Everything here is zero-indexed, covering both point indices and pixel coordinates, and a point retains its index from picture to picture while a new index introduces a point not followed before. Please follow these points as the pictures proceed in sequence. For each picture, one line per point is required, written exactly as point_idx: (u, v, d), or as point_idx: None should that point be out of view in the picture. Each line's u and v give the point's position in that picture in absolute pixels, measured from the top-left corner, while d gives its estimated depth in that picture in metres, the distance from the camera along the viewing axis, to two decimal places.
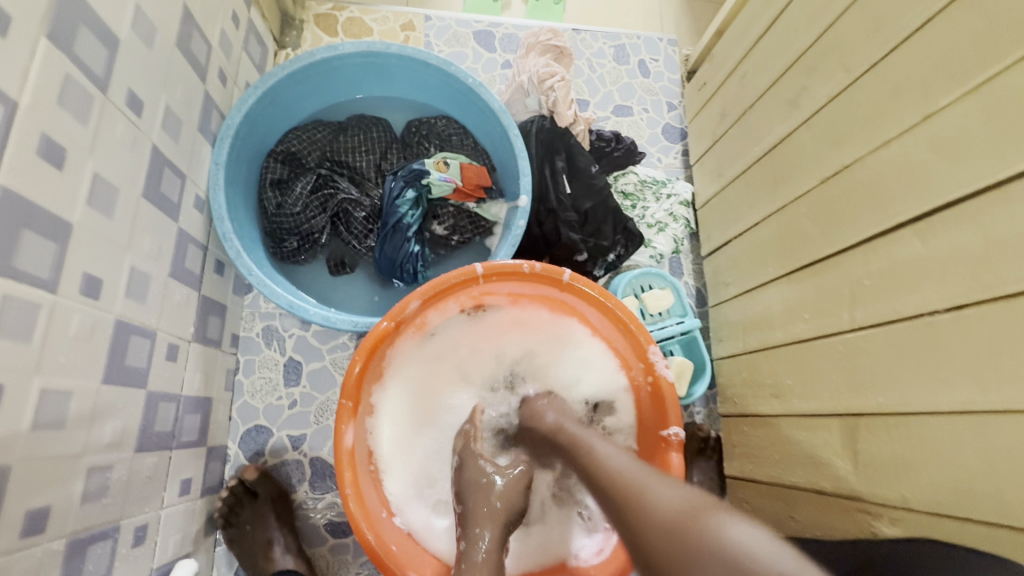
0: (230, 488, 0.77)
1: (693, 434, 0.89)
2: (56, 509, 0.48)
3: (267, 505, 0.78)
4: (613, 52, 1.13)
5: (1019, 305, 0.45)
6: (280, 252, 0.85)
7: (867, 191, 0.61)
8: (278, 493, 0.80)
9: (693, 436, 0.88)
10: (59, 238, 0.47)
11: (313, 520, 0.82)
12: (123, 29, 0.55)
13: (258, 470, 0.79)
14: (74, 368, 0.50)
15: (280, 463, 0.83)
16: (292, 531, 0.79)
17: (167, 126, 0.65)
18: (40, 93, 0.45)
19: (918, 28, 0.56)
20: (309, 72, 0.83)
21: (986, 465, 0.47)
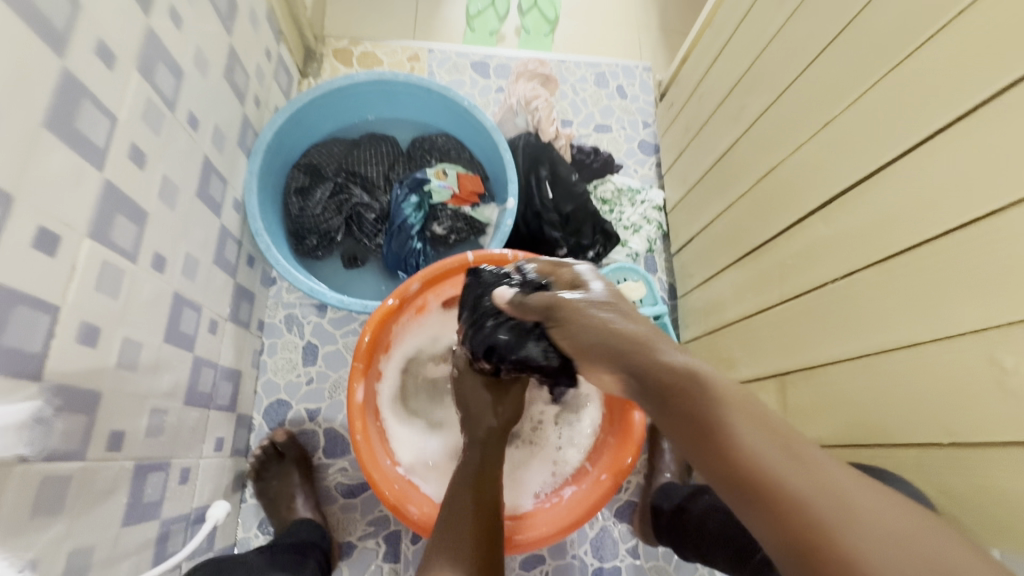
0: (262, 448, 0.91)
1: None
2: (129, 435, 0.60)
3: (293, 464, 0.91)
4: (594, 78, 1.27)
5: (888, 267, 0.58)
6: (302, 249, 0.98)
7: (791, 186, 0.74)
8: (302, 455, 0.92)
9: None
10: (139, 221, 0.61)
11: (330, 480, 0.94)
12: (187, 64, 0.70)
13: (287, 435, 0.92)
14: (145, 325, 0.63)
15: (301, 431, 0.96)
16: (312, 488, 0.91)
17: (215, 140, 0.79)
18: (132, 111, 0.59)
19: (819, 54, 0.70)
20: (329, 97, 0.98)
21: (874, 396, 0.60)
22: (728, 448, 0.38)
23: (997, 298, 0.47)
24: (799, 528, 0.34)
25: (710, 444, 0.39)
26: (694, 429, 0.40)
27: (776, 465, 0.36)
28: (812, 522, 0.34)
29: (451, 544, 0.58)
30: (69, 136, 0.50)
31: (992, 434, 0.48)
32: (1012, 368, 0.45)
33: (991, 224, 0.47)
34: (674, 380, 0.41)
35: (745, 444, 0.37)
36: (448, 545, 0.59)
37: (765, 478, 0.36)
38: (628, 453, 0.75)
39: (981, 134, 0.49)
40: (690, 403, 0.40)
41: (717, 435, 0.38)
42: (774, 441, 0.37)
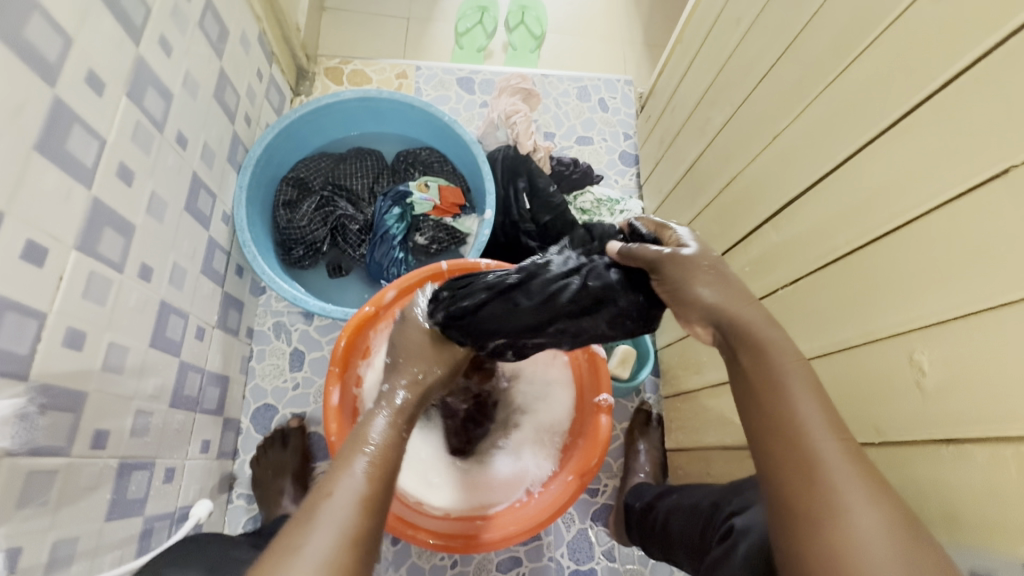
0: (271, 433, 0.97)
1: (638, 409, 1.05)
2: (113, 434, 0.64)
3: (290, 457, 0.95)
4: (577, 92, 1.31)
5: (829, 273, 0.61)
6: (289, 259, 1.03)
7: (750, 196, 0.78)
8: (304, 451, 0.96)
9: (639, 410, 1.04)
10: (127, 234, 0.66)
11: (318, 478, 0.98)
12: (177, 87, 0.75)
13: (298, 425, 0.98)
14: (132, 332, 0.67)
15: (316, 431, 1.00)
16: (302, 489, 0.93)
17: (204, 157, 0.84)
18: (121, 132, 0.64)
19: (772, 71, 0.74)
20: (317, 113, 1.03)
21: None
22: (804, 452, 0.42)
23: (918, 302, 0.50)
24: (831, 533, 0.39)
25: (789, 443, 0.43)
26: (774, 427, 0.44)
27: (841, 484, 0.40)
28: (843, 531, 0.38)
29: (350, 457, 0.48)
30: (59, 157, 0.55)
31: (913, 431, 0.50)
32: (928, 369, 0.49)
33: (912, 230, 0.51)
34: (753, 370, 0.47)
35: (820, 454, 0.41)
36: (346, 456, 0.48)
37: (825, 484, 0.40)
38: (594, 455, 0.78)
39: (900, 143, 0.53)
40: (778, 404, 0.45)
41: (796, 440, 0.42)
42: (851, 462, 0.41)
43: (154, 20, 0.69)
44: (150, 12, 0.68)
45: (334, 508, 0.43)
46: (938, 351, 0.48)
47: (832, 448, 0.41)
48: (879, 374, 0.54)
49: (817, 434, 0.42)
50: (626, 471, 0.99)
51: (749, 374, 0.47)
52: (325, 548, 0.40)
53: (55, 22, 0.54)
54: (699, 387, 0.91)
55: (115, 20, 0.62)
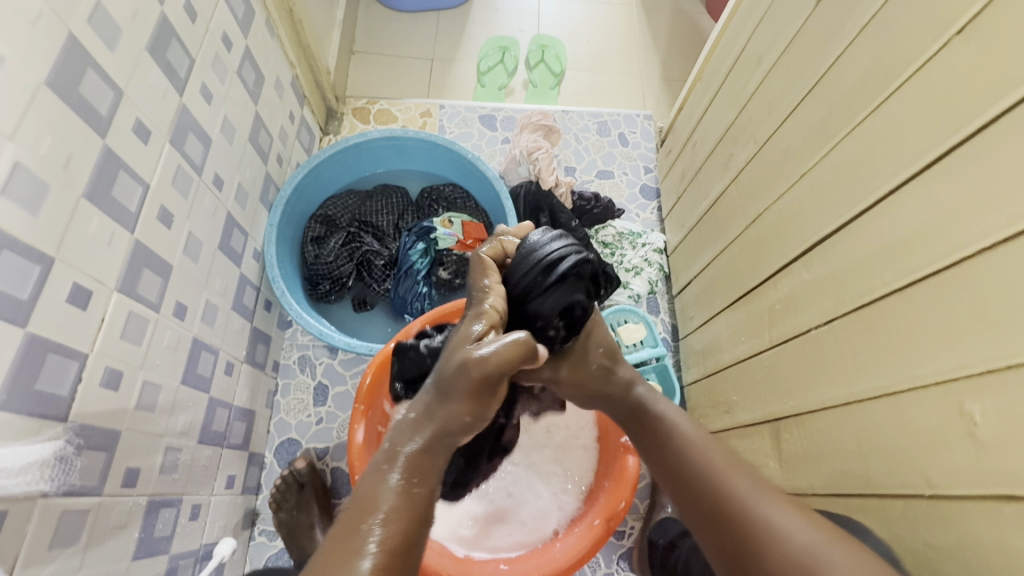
0: (282, 478, 0.93)
1: None
2: (144, 471, 0.64)
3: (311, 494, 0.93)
4: (596, 127, 1.33)
5: (860, 316, 0.60)
6: (315, 294, 1.05)
7: (778, 232, 0.77)
8: (322, 484, 0.95)
9: None
10: (164, 274, 0.68)
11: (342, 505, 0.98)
12: (215, 132, 0.78)
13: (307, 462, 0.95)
14: (165, 369, 0.68)
15: (337, 465, 1.00)
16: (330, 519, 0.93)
17: (238, 197, 0.87)
18: (162, 178, 0.67)
19: (794, 110, 0.75)
20: (345, 152, 1.07)
21: (862, 445, 0.60)
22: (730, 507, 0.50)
23: (966, 349, 0.48)
24: (777, 558, 0.45)
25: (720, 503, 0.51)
26: (691, 489, 0.53)
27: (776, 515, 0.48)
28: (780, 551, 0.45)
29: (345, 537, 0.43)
30: (105, 204, 0.57)
31: (966, 486, 0.48)
32: (981, 420, 0.46)
33: (953, 274, 0.49)
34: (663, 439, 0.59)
35: (747, 499, 0.50)
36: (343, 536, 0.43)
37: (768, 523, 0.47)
38: (622, 497, 0.76)
39: (936, 183, 0.52)
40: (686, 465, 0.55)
41: (709, 487, 0.52)
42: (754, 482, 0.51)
43: (197, 70, 0.73)
44: (194, 64, 0.72)
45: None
46: (991, 401, 0.46)
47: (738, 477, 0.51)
48: (926, 423, 0.52)
49: (721, 471, 0.52)
50: (653, 507, 0.95)
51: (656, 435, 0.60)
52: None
53: (108, 77, 0.57)
54: (729, 429, 0.89)
55: (162, 73, 0.66)
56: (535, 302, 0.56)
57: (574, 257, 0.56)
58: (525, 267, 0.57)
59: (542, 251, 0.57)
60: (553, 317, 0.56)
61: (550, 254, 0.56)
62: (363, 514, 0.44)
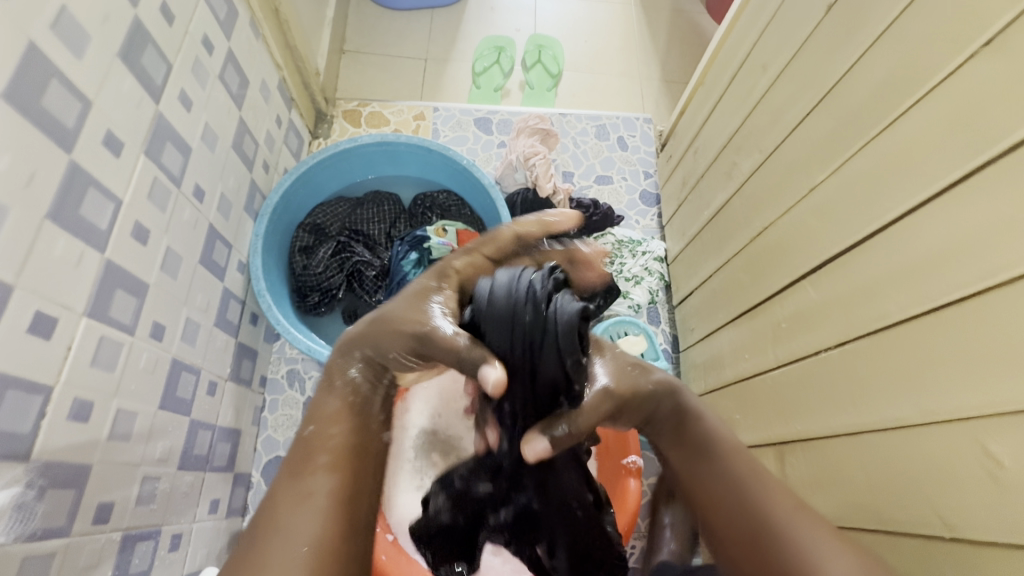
0: None
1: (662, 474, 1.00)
2: (117, 506, 0.61)
3: None
4: (595, 131, 1.29)
5: (873, 341, 0.57)
6: (304, 306, 1.01)
7: (785, 247, 0.74)
8: None
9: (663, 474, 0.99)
10: (139, 294, 0.63)
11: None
12: (195, 140, 0.74)
13: None
14: (140, 395, 0.64)
15: None
16: None
17: (221, 208, 0.83)
18: (136, 192, 0.62)
19: (802, 120, 0.72)
20: (334, 158, 1.02)
21: (873, 476, 0.57)
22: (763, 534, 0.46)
23: (991, 384, 0.45)
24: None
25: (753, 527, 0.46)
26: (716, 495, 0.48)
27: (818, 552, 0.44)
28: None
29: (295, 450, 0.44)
30: (72, 224, 0.53)
31: (989, 529, 0.45)
32: (1008, 462, 0.43)
33: (976, 303, 0.47)
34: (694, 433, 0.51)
35: (784, 529, 0.45)
36: (300, 449, 0.44)
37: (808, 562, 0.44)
38: (624, 520, 0.73)
39: (959, 205, 0.49)
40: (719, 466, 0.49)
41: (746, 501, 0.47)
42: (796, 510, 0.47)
43: (175, 76, 0.69)
44: (171, 69, 0.68)
45: (295, 511, 0.41)
46: (1017, 442, 0.43)
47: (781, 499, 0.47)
48: (943, 458, 0.49)
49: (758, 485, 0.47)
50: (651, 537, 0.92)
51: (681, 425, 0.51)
52: (308, 537, 0.40)
53: (74, 87, 0.53)
54: None
55: (136, 80, 0.62)
56: (534, 341, 0.45)
57: (539, 274, 0.48)
58: (518, 310, 0.46)
59: (519, 290, 0.47)
60: (563, 341, 0.44)
61: (513, 283, 0.48)
62: (307, 429, 0.45)
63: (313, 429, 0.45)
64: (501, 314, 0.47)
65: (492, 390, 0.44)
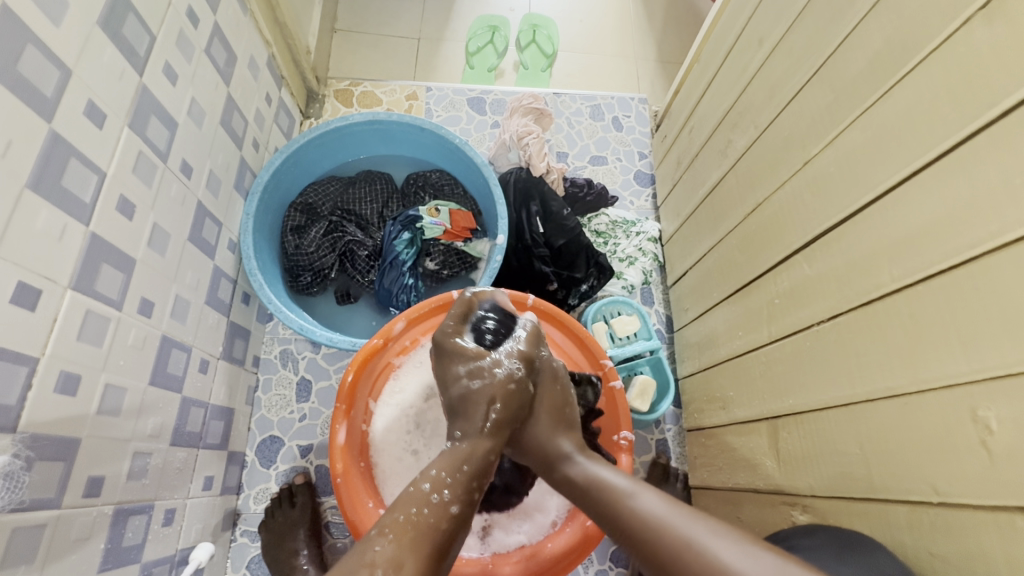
0: (277, 492, 0.92)
1: (654, 462, 1.00)
2: (109, 480, 0.61)
3: (298, 517, 0.90)
4: (589, 112, 1.28)
5: (864, 313, 0.57)
6: (296, 286, 1.01)
7: (779, 223, 0.73)
8: (312, 507, 0.92)
9: (654, 463, 0.99)
10: (125, 269, 0.63)
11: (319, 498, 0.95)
12: (181, 114, 0.73)
13: (304, 479, 0.94)
14: (130, 370, 0.64)
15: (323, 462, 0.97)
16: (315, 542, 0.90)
17: (210, 185, 0.82)
18: (121, 165, 0.62)
19: (797, 95, 0.71)
20: (325, 137, 1.01)
21: (864, 449, 0.57)
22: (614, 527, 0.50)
23: (982, 350, 0.45)
24: None
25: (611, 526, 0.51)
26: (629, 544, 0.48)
27: (647, 514, 0.48)
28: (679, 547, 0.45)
29: (408, 524, 0.48)
30: (54, 195, 0.53)
31: (977, 495, 0.45)
32: (997, 428, 0.44)
33: (965, 272, 0.47)
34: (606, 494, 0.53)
35: (622, 520, 0.50)
36: (410, 524, 0.48)
37: (642, 527, 0.48)
38: None
39: (951, 174, 0.48)
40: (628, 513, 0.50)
41: (650, 541, 0.47)
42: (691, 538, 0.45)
43: (160, 47, 0.68)
44: (155, 41, 0.67)
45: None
46: (1007, 408, 0.43)
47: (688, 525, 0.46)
48: (934, 425, 0.49)
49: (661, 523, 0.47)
50: None
51: (594, 492, 0.54)
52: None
53: (52, 54, 0.52)
54: (725, 425, 0.86)
55: (118, 51, 0.60)
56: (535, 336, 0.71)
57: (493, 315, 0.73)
58: (508, 328, 0.72)
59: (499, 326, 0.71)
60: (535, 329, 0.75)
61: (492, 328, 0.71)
62: (432, 495, 0.52)
63: (439, 499, 0.51)
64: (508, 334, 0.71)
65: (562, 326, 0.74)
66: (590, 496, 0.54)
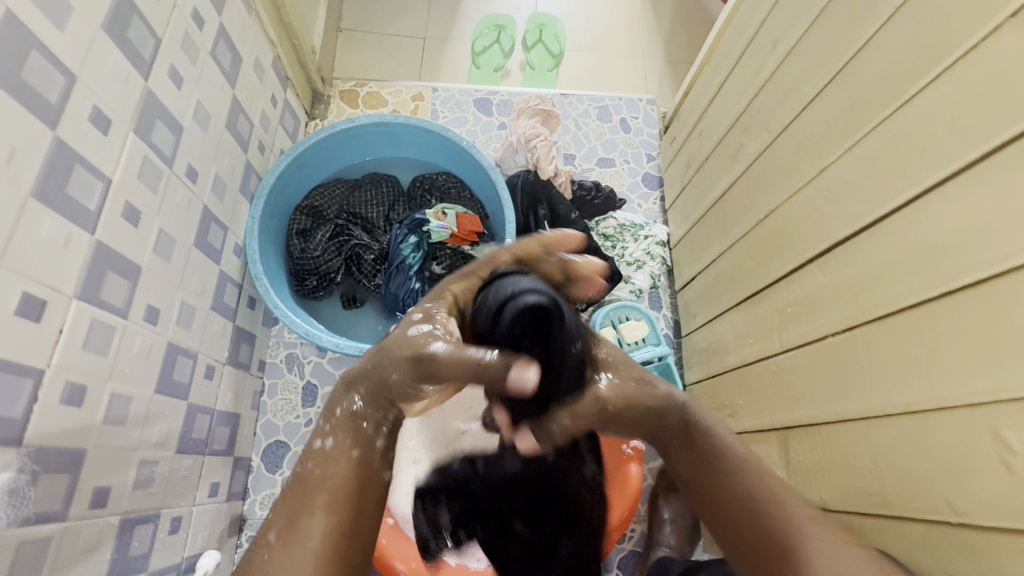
0: None
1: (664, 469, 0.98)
2: (115, 490, 0.60)
3: None
4: (597, 113, 1.26)
5: (881, 326, 0.56)
6: (302, 290, 1.00)
7: (792, 230, 0.72)
8: None
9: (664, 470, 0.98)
10: (131, 276, 0.62)
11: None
12: (186, 118, 0.72)
13: None
14: (135, 379, 0.63)
15: None
16: None
17: (216, 189, 0.81)
18: (126, 171, 0.61)
19: (812, 100, 0.70)
20: (331, 139, 1.00)
21: (879, 465, 0.56)
22: (714, 490, 0.52)
23: (1007, 368, 0.44)
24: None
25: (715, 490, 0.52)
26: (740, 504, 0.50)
27: (782, 493, 0.49)
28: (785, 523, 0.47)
29: (300, 484, 0.49)
30: (59, 203, 0.52)
31: (1001, 518, 0.44)
32: (1020, 449, 0.43)
33: (989, 287, 0.45)
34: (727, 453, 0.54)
35: (750, 485, 0.50)
36: (302, 483, 0.49)
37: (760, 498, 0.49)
38: (625, 505, 0.78)
39: (977, 186, 0.47)
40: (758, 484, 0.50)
41: (774, 516, 0.48)
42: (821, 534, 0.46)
43: (165, 50, 0.67)
44: (160, 44, 0.66)
45: (312, 539, 0.45)
46: None
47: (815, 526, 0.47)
48: (955, 443, 0.48)
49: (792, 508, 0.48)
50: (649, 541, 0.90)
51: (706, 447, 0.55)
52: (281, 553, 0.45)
53: (56, 60, 0.51)
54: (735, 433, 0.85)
55: (122, 55, 0.59)
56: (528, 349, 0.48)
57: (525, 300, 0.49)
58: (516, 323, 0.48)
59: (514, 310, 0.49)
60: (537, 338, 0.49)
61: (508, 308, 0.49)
62: (317, 443, 0.51)
63: (321, 446, 0.51)
64: (509, 331, 0.48)
65: (531, 392, 0.44)
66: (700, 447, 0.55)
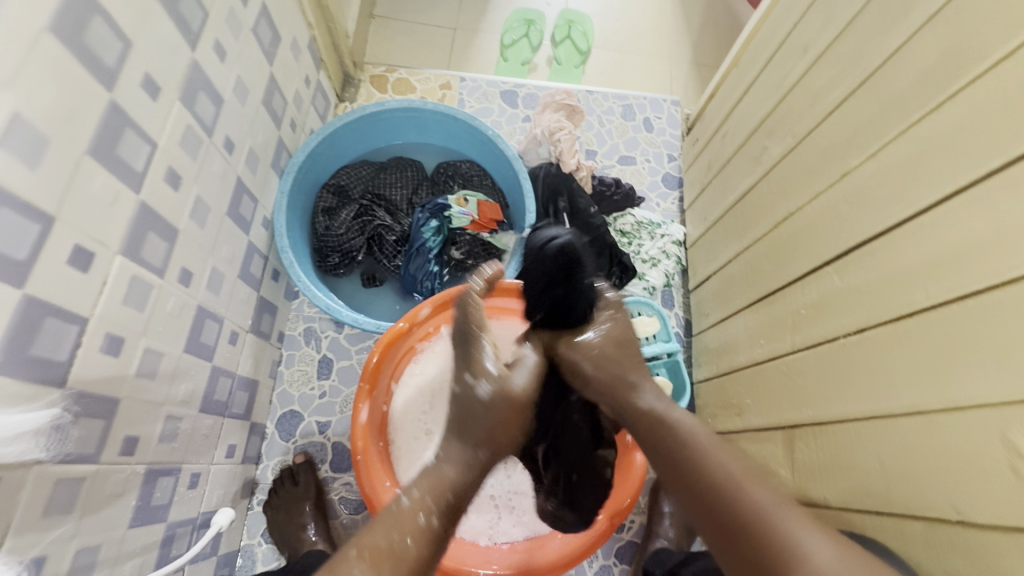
0: (279, 471, 0.94)
1: None
2: (142, 440, 0.63)
3: (303, 492, 0.92)
4: (621, 111, 1.28)
5: (895, 329, 0.57)
6: (324, 266, 1.03)
7: (811, 232, 0.73)
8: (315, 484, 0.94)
9: None
10: (170, 238, 0.65)
11: (321, 473, 0.97)
12: (227, 92, 0.75)
13: (305, 458, 0.96)
14: (167, 336, 0.66)
15: (340, 439, 0.99)
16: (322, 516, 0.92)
17: (249, 162, 0.84)
18: (171, 137, 0.64)
19: (839, 106, 0.71)
20: (360, 122, 1.02)
21: (885, 467, 0.57)
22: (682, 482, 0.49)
23: (1015, 374, 0.45)
24: None
25: (678, 477, 0.50)
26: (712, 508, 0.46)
27: (761, 497, 0.44)
28: (758, 516, 0.43)
29: (387, 555, 0.44)
30: (110, 163, 0.55)
31: (999, 517, 0.45)
32: None
33: (1005, 294, 0.46)
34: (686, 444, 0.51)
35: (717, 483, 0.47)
36: (388, 552, 0.45)
37: (720, 487, 0.46)
38: (627, 495, 0.74)
39: (998, 196, 0.48)
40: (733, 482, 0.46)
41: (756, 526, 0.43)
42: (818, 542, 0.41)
43: (212, 24, 0.69)
44: (208, 18, 0.68)
45: None
46: None
47: (811, 538, 0.41)
48: (960, 445, 0.49)
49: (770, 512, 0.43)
50: (647, 538, 0.92)
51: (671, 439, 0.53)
52: None
53: (115, 27, 0.54)
54: (740, 431, 0.87)
55: (174, 26, 0.62)
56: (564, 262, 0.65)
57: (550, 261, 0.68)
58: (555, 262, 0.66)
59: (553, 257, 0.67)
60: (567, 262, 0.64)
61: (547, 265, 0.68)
62: (420, 518, 0.47)
63: (427, 526, 0.47)
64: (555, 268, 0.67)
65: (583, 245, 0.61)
66: (665, 439, 0.53)
